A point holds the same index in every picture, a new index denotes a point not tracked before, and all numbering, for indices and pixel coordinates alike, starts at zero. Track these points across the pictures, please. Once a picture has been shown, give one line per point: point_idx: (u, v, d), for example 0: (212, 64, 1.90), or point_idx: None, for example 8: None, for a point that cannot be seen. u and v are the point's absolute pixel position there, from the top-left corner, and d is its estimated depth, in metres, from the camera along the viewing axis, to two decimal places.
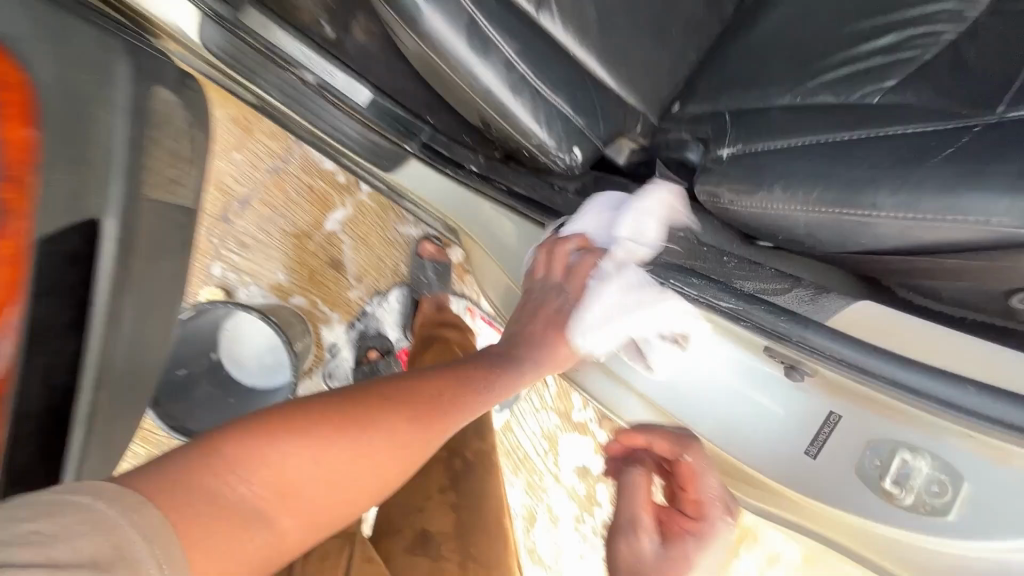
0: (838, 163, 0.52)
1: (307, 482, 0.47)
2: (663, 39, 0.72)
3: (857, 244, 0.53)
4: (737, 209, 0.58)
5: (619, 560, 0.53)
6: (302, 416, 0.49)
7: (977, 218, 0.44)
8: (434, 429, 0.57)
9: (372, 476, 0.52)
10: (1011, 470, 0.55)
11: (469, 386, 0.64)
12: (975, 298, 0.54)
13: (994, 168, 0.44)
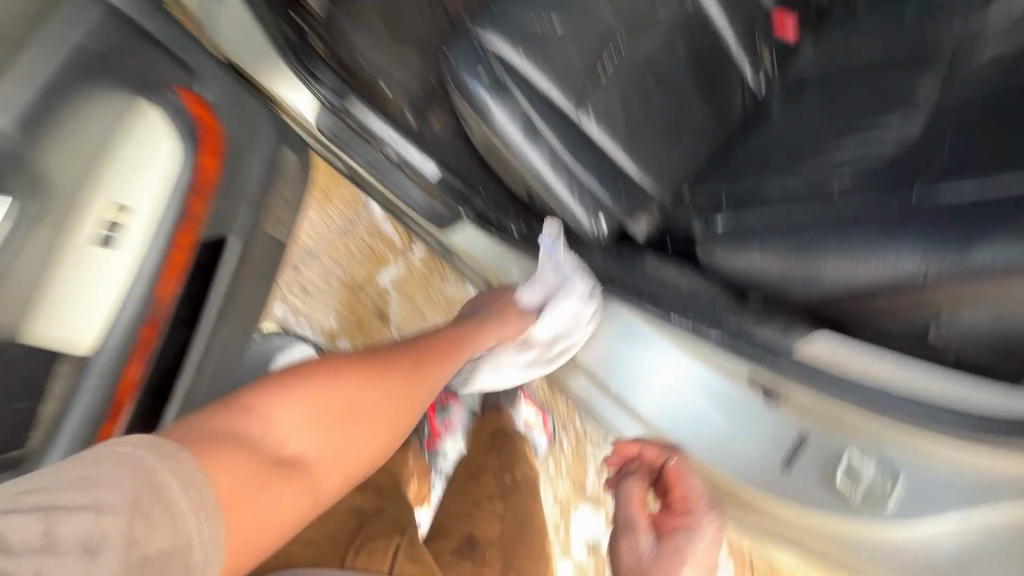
0: (806, 226, 0.58)
1: (316, 432, 0.64)
2: (678, 140, 0.90)
3: (826, 293, 0.57)
4: (727, 266, 0.65)
5: (624, 560, 0.63)
6: (310, 383, 0.67)
7: (897, 265, 0.51)
8: (411, 387, 0.75)
9: (385, 413, 0.72)
10: (993, 469, 0.47)
11: (448, 352, 0.82)
12: (960, 337, 0.51)
13: (918, 224, 0.52)
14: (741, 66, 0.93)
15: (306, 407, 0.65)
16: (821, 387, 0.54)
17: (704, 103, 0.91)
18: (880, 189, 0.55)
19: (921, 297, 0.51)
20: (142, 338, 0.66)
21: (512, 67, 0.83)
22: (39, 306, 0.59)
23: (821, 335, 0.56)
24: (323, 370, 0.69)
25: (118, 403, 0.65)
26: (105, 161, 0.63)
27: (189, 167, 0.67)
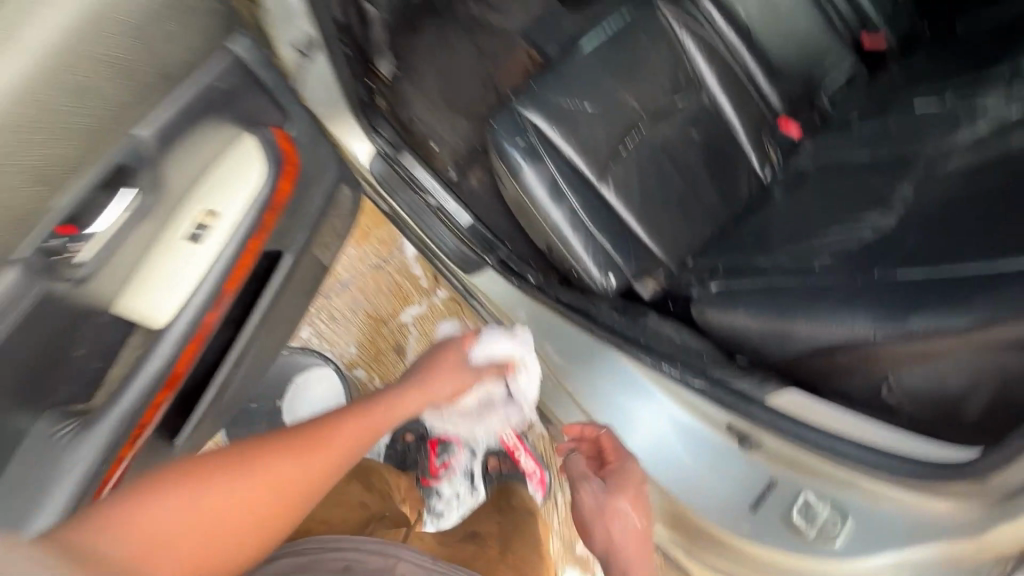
0: (783, 292, 0.66)
1: (187, 529, 0.46)
2: (687, 216, 1.01)
3: (794, 350, 0.63)
4: (716, 322, 0.72)
5: (588, 511, 0.68)
6: (171, 475, 0.49)
7: (849, 325, 0.56)
8: (327, 456, 0.56)
9: (264, 506, 0.51)
10: (931, 511, 0.50)
11: (363, 426, 0.62)
12: (925, 403, 0.55)
13: (877, 291, 0.57)
14: (748, 157, 1.06)
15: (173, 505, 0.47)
16: (799, 436, 0.59)
17: (713, 186, 1.03)
18: (842, 266, 0.65)
19: (866, 354, 0.56)
20: (200, 331, 0.68)
21: (546, 138, 0.97)
22: (125, 287, 0.61)
23: (793, 390, 0.62)
24: (217, 459, 0.52)
25: (166, 388, 0.67)
26: (204, 161, 0.65)
27: (268, 186, 0.70)
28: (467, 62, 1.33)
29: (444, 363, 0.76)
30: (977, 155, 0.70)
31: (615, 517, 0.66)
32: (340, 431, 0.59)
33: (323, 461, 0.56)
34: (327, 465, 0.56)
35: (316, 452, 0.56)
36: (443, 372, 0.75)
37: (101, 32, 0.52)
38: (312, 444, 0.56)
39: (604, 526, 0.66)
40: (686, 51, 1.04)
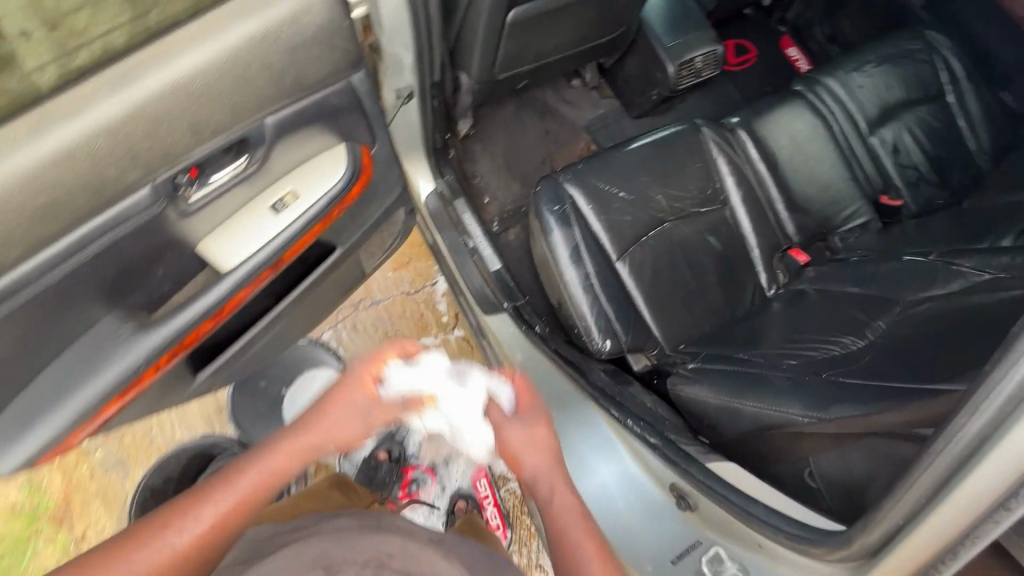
0: (743, 375, 0.74)
1: None
2: (690, 307, 1.11)
3: (742, 427, 0.70)
4: (676, 389, 0.81)
5: (516, 444, 0.69)
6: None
7: (781, 406, 0.64)
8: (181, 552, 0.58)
9: None
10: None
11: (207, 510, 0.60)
12: (837, 485, 0.60)
13: (817, 384, 0.65)
14: (757, 273, 1.17)
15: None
16: (717, 494, 0.65)
17: (719, 288, 1.13)
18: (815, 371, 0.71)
19: (793, 433, 0.63)
20: (254, 282, 0.82)
21: (580, 210, 1.11)
22: (212, 229, 0.76)
23: (722, 462, 0.69)
24: (105, 548, 0.58)
25: (211, 320, 0.80)
26: (303, 154, 0.81)
27: (339, 186, 0.85)
28: (533, 139, 1.54)
29: (310, 426, 0.65)
30: (944, 303, 0.78)
31: (539, 449, 0.70)
32: (209, 509, 0.60)
33: (189, 539, 0.59)
34: (186, 552, 0.58)
35: (177, 528, 0.59)
36: (311, 431, 0.65)
37: (274, 36, 0.63)
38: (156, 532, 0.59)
39: (535, 459, 0.69)
40: (719, 170, 1.19)
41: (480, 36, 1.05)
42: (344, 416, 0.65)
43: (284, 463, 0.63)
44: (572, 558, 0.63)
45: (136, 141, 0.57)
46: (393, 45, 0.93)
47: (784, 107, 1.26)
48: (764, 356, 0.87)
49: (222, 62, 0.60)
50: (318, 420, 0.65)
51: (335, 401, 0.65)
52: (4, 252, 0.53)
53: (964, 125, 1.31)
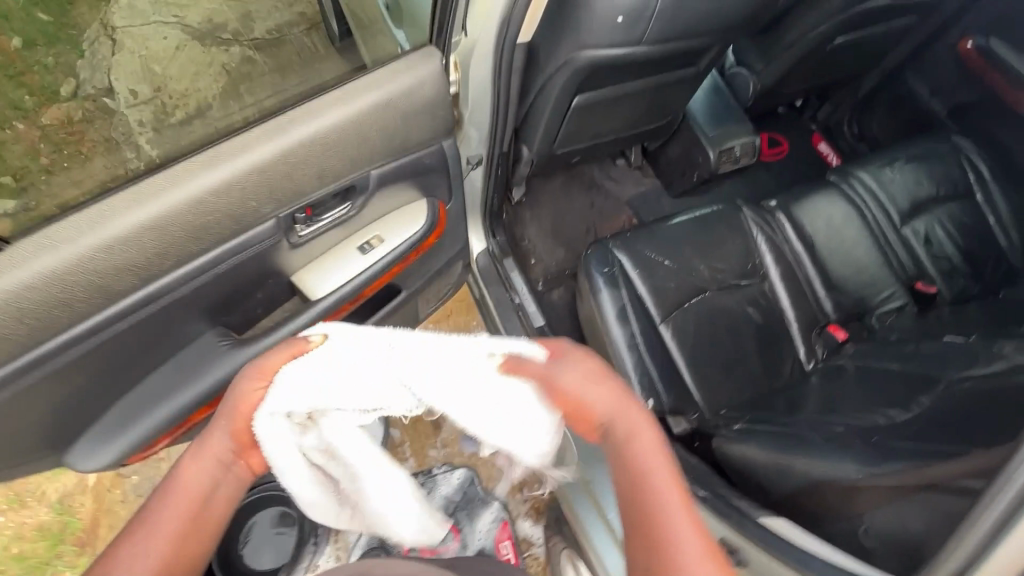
0: (792, 437, 0.77)
1: None
2: (730, 375, 1.15)
3: (791, 484, 0.72)
4: (723, 447, 0.84)
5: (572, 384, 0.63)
6: None
7: (833, 464, 0.67)
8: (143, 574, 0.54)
9: None
10: None
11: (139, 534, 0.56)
12: (890, 536, 0.60)
13: (868, 448, 0.68)
14: (796, 347, 1.21)
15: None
16: (770, 547, 0.65)
17: (758, 358, 1.18)
18: (861, 435, 0.74)
19: (848, 489, 0.65)
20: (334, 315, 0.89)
21: (627, 274, 1.19)
22: (309, 263, 0.86)
23: (772, 517, 0.70)
24: None
25: None
26: (392, 205, 0.91)
27: (421, 235, 0.96)
28: (579, 210, 1.66)
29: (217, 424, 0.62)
30: (986, 381, 0.82)
31: (595, 385, 0.64)
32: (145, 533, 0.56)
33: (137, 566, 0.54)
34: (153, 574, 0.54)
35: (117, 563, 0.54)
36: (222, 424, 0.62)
37: (395, 103, 0.75)
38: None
39: (591, 390, 0.63)
40: (759, 248, 1.27)
41: (547, 116, 1.19)
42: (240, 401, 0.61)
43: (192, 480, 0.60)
44: (662, 525, 0.55)
45: (278, 180, 0.67)
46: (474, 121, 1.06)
47: (819, 194, 1.35)
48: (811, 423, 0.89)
49: (353, 122, 0.72)
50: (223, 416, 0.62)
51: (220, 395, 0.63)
52: (161, 262, 0.62)
53: (994, 222, 1.37)
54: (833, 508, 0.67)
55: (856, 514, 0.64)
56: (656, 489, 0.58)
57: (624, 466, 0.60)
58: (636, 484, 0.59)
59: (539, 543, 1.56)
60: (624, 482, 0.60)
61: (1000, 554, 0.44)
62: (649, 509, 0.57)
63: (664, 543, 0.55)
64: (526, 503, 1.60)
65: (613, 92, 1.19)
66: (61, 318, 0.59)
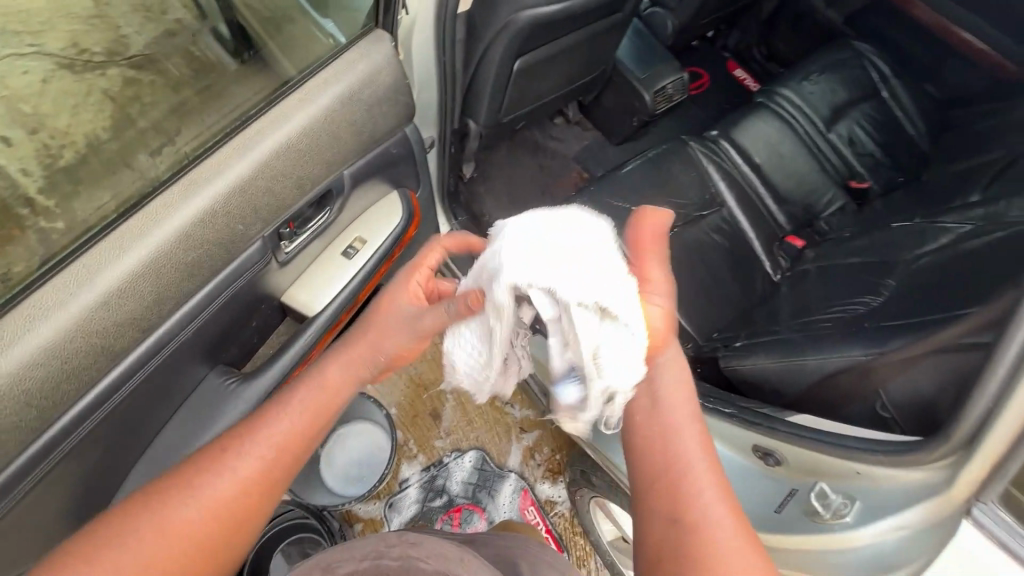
0: (795, 341, 0.83)
1: (177, 542, 0.57)
2: (712, 300, 1.22)
3: (806, 381, 0.79)
4: (733, 363, 0.89)
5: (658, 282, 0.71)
6: (121, 535, 0.56)
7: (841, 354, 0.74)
8: (275, 455, 0.62)
9: (231, 498, 0.60)
10: (918, 473, 0.59)
11: (277, 410, 0.64)
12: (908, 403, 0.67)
13: (865, 334, 0.75)
14: (763, 263, 1.30)
15: (120, 547, 0.56)
16: (806, 438, 0.70)
17: (733, 278, 1.25)
18: (857, 325, 0.81)
19: (860, 373, 0.72)
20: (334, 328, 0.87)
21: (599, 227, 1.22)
22: (296, 280, 0.82)
23: (799, 414, 0.76)
24: (177, 477, 0.61)
25: (302, 364, 0.83)
26: (367, 203, 0.87)
27: (403, 227, 0.93)
28: (530, 175, 1.67)
29: (375, 330, 0.68)
30: (943, 253, 0.91)
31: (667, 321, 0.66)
32: (283, 412, 0.64)
33: (271, 441, 0.63)
34: (281, 454, 0.63)
35: (253, 434, 0.63)
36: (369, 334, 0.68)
37: (358, 96, 0.72)
38: (222, 467, 0.60)
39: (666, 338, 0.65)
40: (712, 177, 1.33)
41: (491, 86, 1.17)
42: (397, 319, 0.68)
43: (345, 376, 0.68)
44: (686, 478, 0.62)
45: (258, 197, 0.65)
46: (424, 103, 1.03)
47: (753, 116, 1.42)
48: (801, 326, 0.97)
49: (321, 123, 0.69)
50: (373, 323, 0.68)
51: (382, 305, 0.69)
52: (160, 307, 0.60)
53: (903, 115, 1.49)
54: (848, 393, 0.74)
55: (873, 392, 0.71)
56: (686, 448, 0.63)
57: (658, 422, 0.66)
58: (664, 440, 0.64)
59: (563, 501, 1.61)
60: (655, 435, 0.65)
61: (1007, 392, 0.51)
62: (674, 464, 0.63)
63: (684, 491, 0.61)
64: (542, 468, 1.63)
65: (550, 51, 1.19)
66: (71, 388, 0.55)
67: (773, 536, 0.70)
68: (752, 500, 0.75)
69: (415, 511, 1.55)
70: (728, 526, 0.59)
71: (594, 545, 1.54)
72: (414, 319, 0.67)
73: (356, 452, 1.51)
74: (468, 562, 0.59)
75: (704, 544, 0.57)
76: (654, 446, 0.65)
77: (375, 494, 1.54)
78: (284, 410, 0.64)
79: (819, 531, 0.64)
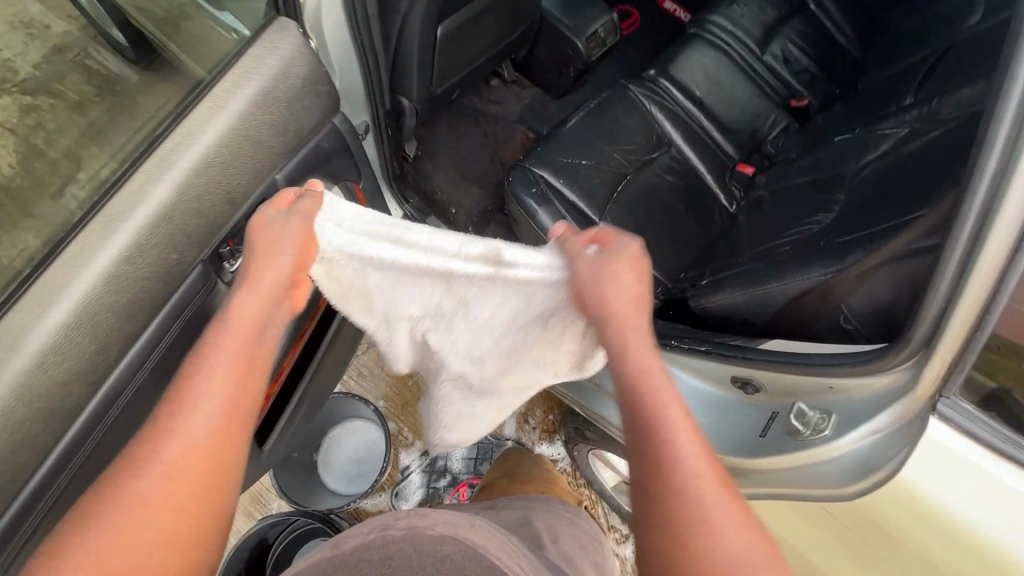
0: (755, 271, 0.85)
1: (147, 509, 0.53)
2: (673, 242, 1.23)
3: (771, 308, 0.81)
4: (698, 302, 0.92)
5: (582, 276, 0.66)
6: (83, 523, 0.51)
7: (800, 278, 0.76)
8: (222, 396, 0.60)
9: (188, 452, 0.56)
10: (891, 376, 0.61)
11: (209, 355, 0.61)
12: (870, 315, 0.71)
13: (819, 255, 0.77)
14: (717, 196, 1.31)
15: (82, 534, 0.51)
16: (779, 362, 0.72)
17: (690, 216, 1.27)
18: (810, 246, 0.82)
19: (820, 293, 0.75)
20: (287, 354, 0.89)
21: (556, 190, 1.21)
22: None
23: (770, 342, 0.79)
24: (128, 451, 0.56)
25: None
26: None
27: None
28: (475, 145, 1.63)
29: (269, 253, 0.66)
30: (885, 161, 0.92)
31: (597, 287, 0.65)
32: (214, 355, 0.61)
33: (214, 382, 0.60)
34: (232, 396, 0.60)
35: (193, 383, 0.59)
36: (265, 256, 0.65)
37: (276, 96, 0.68)
38: (165, 432, 0.56)
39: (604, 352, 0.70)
40: (656, 117, 1.33)
41: (417, 59, 1.12)
42: (284, 235, 0.63)
43: (253, 313, 0.64)
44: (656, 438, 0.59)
45: (187, 221, 0.62)
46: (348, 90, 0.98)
47: (688, 49, 1.40)
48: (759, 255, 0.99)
49: (238, 130, 0.65)
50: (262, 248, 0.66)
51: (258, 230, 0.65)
52: (109, 352, 0.59)
53: (833, 25, 1.47)
54: (810, 311, 0.77)
55: (834, 307, 0.74)
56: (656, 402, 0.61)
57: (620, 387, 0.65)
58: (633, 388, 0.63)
59: (563, 458, 1.66)
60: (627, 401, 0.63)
61: (957, 294, 0.53)
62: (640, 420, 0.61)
63: (655, 448, 0.58)
64: (538, 429, 1.67)
65: (471, 12, 1.14)
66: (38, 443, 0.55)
67: (764, 463, 0.71)
68: (738, 429, 0.77)
69: (422, 496, 1.57)
70: (690, 473, 0.56)
71: (598, 492, 1.60)
72: (294, 218, 0.66)
73: (364, 446, 1.55)
74: (476, 527, 0.60)
75: (674, 502, 0.55)
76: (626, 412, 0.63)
77: (379, 486, 1.56)
78: (203, 363, 0.60)
79: (799, 448, 0.68)
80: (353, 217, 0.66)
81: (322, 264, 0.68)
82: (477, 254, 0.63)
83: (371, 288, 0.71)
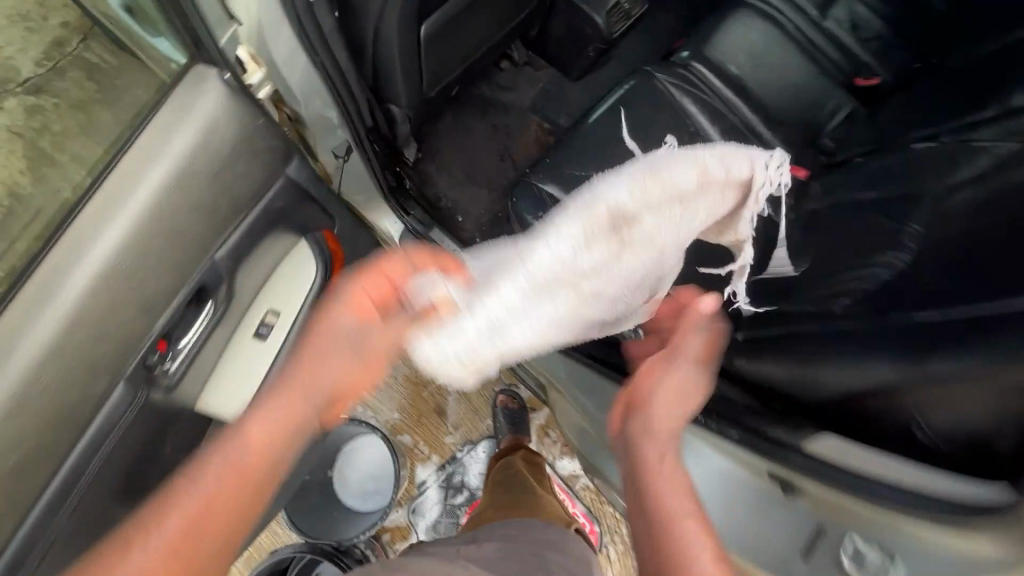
0: (803, 341, 0.76)
1: None
2: None
3: (828, 390, 0.71)
4: (746, 367, 0.85)
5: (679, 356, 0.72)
6: None
7: (861, 367, 0.66)
8: (221, 523, 0.58)
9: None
10: (990, 543, 0.48)
11: (218, 473, 0.60)
12: (956, 434, 0.58)
13: (888, 339, 0.65)
14: None
15: None
16: (836, 482, 0.60)
17: None
18: (873, 317, 0.71)
19: (889, 393, 0.64)
20: None
21: None
22: None
23: (825, 437, 0.65)
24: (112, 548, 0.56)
25: None
26: None
27: None
28: (483, 140, 1.46)
29: (319, 363, 0.66)
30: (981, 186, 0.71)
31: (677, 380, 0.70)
32: (207, 474, 0.59)
33: (196, 501, 0.58)
34: (219, 528, 0.58)
35: (185, 492, 0.58)
36: (306, 373, 0.66)
37: None
38: (140, 540, 0.55)
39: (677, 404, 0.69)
40: (686, 112, 1.12)
41: (397, 66, 0.96)
42: (355, 345, 0.66)
43: (268, 435, 0.63)
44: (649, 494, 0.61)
45: (94, 324, 0.65)
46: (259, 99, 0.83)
47: (727, 21, 1.17)
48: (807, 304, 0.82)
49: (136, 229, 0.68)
50: (311, 355, 0.66)
51: (326, 327, 0.66)
52: None
53: None
54: (881, 408, 0.66)
55: (911, 415, 0.63)
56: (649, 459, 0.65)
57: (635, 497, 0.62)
58: (671, 520, 0.58)
59: (585, 474, 1.57)
60: (645, 523, 0.60)
61: None
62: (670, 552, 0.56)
63: None
64: (558, 445, 1.57)
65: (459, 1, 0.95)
66: None
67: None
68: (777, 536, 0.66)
69: (439, 512, 1.52)
70: None
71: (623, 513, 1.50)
72: (356, 345, 0.67)
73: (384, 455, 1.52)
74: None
75: None
76: (646, 533, 0.60)
77: (396, 501, 1.53)
78: (201, 471, 0.60)
79: None
80: (480, 276, 0.71)
81: (457, 367, 0.68)
82: (604, 213, 0.72)
83: (532, 314, 0.69)
